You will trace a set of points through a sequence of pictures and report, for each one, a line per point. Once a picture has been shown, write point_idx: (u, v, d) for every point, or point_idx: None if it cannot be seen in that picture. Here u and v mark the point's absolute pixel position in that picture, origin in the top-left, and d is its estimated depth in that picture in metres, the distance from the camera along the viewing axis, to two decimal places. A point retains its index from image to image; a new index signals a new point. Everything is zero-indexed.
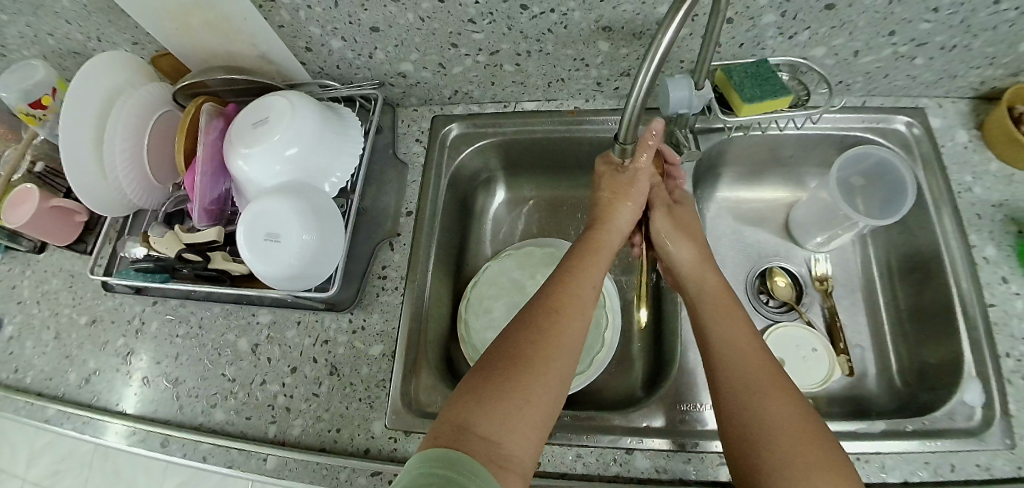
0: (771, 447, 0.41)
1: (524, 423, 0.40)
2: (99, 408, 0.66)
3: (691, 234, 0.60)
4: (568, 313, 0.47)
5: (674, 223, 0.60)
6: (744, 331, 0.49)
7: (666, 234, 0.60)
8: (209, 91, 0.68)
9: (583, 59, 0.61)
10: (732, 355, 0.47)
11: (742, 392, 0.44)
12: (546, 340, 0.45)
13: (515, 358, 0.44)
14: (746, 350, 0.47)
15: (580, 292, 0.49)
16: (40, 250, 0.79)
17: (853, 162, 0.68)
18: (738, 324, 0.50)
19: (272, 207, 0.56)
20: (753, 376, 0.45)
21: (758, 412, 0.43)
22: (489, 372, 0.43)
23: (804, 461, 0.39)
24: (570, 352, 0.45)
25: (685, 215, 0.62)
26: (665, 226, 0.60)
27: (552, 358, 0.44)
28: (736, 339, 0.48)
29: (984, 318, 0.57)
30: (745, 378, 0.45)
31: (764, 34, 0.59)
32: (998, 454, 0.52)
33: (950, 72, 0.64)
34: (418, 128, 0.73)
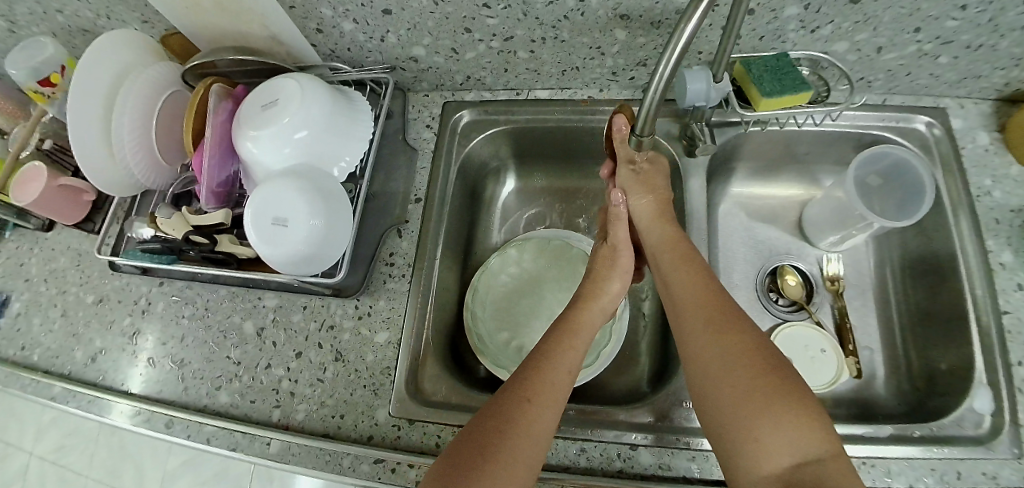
0: (735, 410, 0.43)
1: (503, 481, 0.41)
2: (105, 387, 0.67)
3: (653, 187, 0.60)
4: (546, 373, 0.48)
5: (638, 179, 0.60)
6: (707, 294, 0.50)
7: (629, 187, 0.60)
8: (219, 72, 0.67)
9: (599, 48, 0.60)
10: (695, 324, 0.49)
11: (708, 364, 0.46)
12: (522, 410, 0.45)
13: (494, 417, 0.45)
14: (710, 314, 0.48)
15: (563, 366, 0.49)
16: (48, 228, 0.79)
17: (871, 161, 0.67)
18: (701, 289, 0.51)
19: (280, 190, 0.55)
20: (717, 341, 0.46)
21: (723, 378, 0.44)
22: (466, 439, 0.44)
23: (766, 415, 0.41)
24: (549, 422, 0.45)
25: (652, 173, 0.60)
26: (630, 181, 0.60)
27: (528, 418, 0.44)
28: (700, 306, 0.50)
29: (998, 325, 0.56)
30: (710, 346, 0.46)
31: (785, 26, 0.57)
32: (1005, 463, 0.51)
33: (975, 72, 0.62)
34: (428, 114, 0.72)
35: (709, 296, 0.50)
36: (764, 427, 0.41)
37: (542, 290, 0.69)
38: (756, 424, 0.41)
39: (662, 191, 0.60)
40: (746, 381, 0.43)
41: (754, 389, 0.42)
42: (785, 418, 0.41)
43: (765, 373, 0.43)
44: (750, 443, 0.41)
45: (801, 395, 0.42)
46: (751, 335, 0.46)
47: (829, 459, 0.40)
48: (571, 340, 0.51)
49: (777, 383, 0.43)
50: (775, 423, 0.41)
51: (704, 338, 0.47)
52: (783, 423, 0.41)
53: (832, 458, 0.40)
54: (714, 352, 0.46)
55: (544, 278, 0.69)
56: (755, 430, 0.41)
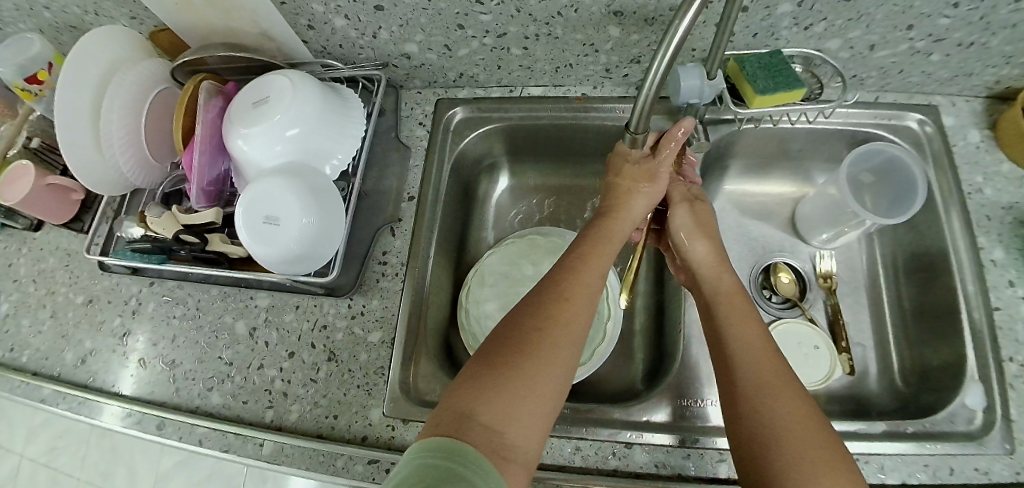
0: (788, 482, 0.38)
1: (530, 412, 0.40)
2: (95, 389, 0.66)
3: (712, 237, 0.58)
4: (577, 300, 0.46)
5: (696, 220, 0.60)
6: (765, 347, 0.46)
7: (687, 233, 0.59)
8: (210, 69, 0.66)
9: (593, 44, 0.59)
10: (750, 376, 0.44)
11: (761, 422, 0.41)
12: (550, 340, 0.43)
13: (519, 338, 0.43)
14: (770, 371, 0.44)
15: (584, 290, 0.47)
16: (37, 228, 0.77)
17: (864, 158, 0.67)
18: (761, 342, 0.46)
19: (272, 189, 0.55)
20: (775, 402, 0.42)
21: (777, 444, 0.40)
22: (491, 359, 0.42)
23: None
24: (574, 348, 0.44)
25: (705, 216, 0.60)
26: (688, 226, 0.59)
27: (558, 352, 0.43)
28: (756, 359, 0.45)
29: (989, 321, 0.56)
30: (767, 404, 0.42)
31: (779, 24, 0.57)
32: (997, 458, 0.51)
33: (966, 70, 0.62)
34: (421, 111, 0.71)
35: (767, 349, 0.46)
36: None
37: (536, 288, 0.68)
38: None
39: (719, 238, 0.58)
40: (804, 450, 0.39)
41: (812, 467, 0.38)
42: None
43: (824, 449, 0.39)
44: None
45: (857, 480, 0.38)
46: (810, 403, 0.42)
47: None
48: (597, 267, 0.50)
49: (835, 462, 0.38)
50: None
51: (760, 390, 0.43)
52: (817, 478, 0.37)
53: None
54: (772, 413, 0.41)
55: (538, 276, 0.69)
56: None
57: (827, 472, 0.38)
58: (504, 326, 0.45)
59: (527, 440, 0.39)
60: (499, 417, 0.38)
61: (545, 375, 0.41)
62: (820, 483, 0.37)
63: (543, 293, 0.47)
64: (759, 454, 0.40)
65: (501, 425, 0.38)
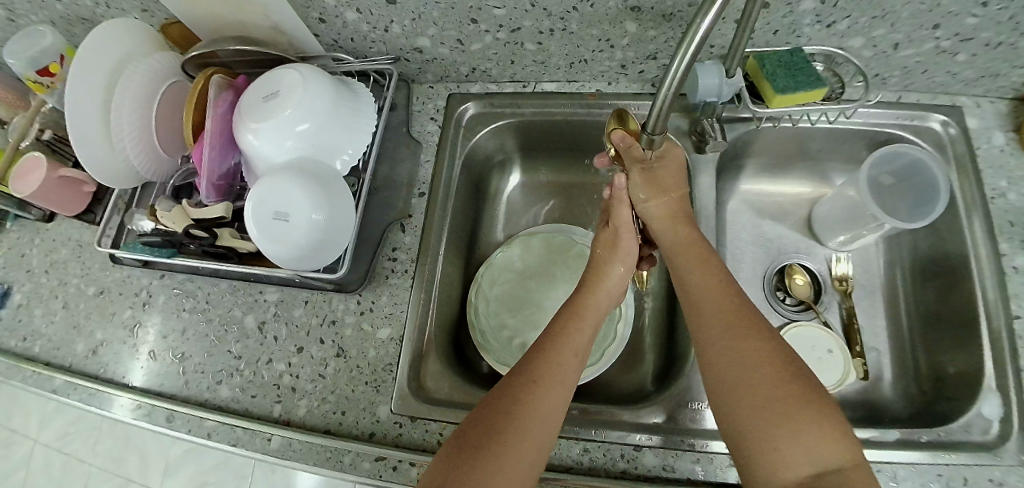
0: (756, 421, 0.41)
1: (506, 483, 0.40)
2: (106, 380, 0.66)
3: (667, 190, 0.56)
4: (551, 375, 0.46)
5: (650, 184, 0.56)
6: (725, 300, 0.48)
7: (642, 195, 0.56)
8: (220, 61, 0.65)
9: (608, 40, 0.58)
10: (714, 331, 0.46)
11: (726, 371, 0.44)
12: (522, 416, 0.43)
13: (494, 412, 0.43)
14: (731, 322, 0.46)
15: (562, 367, 0.46)
16: (49, 219, 0.78)
17: (884, 160, 0.65)
18: (722, 295, 0.48)
19: (281, 184, 0.54)
20: (738, 349, 0.44)
21: (742, 387, 0.42)
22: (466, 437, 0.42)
23: (786, 426, 0.40)
24: (549, 423, 0.44)
25: (664, 172, 0.56)
26: (640, 189, 0.56)
27: (530, 421, 0.43)
28: (719, 313, 0.47)
29: (1009, 330, 0.55)
30: (730, 354, 0.44)
31: (800, 21, 0.56)
32: (1013, 469, 0.50)
33: (993, 71, 0.60)
34: (433, 107, 0.70)
35: (727, 299, 0.48)
36: (785, 438, 0.39)
37: (545, 287, 0.68)
38: (775, 434, 0.40)
39: (677, 192, 0.56)
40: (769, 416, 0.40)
41: (776, 401, 0.41)
42: (807, 429, 0.39)
43: (786, 383, 0.42)
44: (767, 455, 0.39)
45: (820, 404, 0.41)
46: (767, 343, 0.44)
47: (851, 470, 0.38)
48: (569, 348, 0.48)
49: (797, 393, 0.41)
50: (798, 434, 0.39)
51: (724, 343, 0.45)
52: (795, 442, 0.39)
53: (852, 466, 0.38)
54: (735, 360, 0.44)
55: (548, 275, 0.68)
56: (775, 440, 0.40)
57: (790, 403, 0.40)
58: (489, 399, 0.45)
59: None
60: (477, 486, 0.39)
61: (518, 438, 0.42)
62: (785, 414, 0.40)
63: (519, 369, 0.47)
64: (728, 402, 0.43)
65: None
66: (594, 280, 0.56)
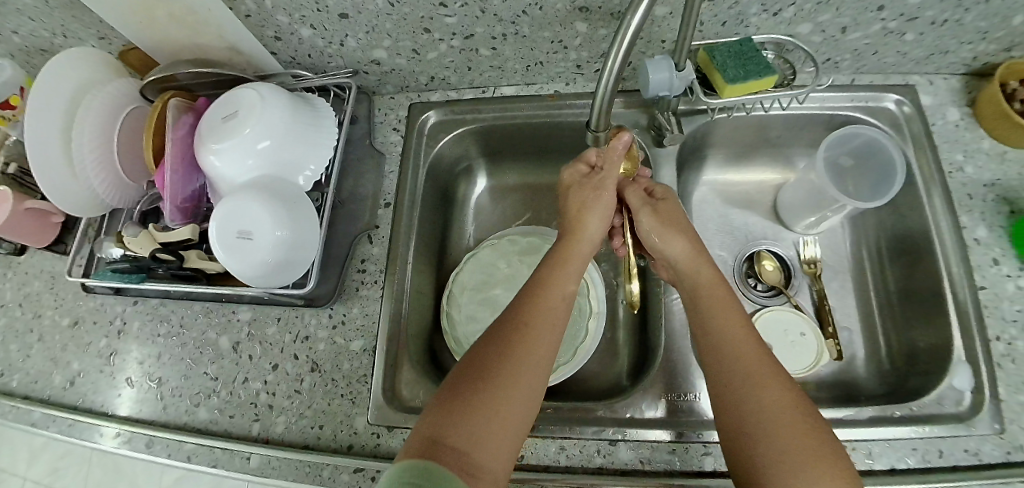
0: (781, 463, 0.40)
1: (495, 439, 0.40)
2: (85, 410, 0.66)
3: (678, 227, 0.57)
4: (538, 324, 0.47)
5: (662, 221, 0.57)
6: (746, 341, 0.47)
7: (657, 234, 0.57)
8: (180, 85, 0.65)
9: (561, 41, 0.59)
10: (733, 373, 0.45)
11: (746, 410, 0.43)
12: (513, 364, 0.44)
13: (478, 370, 0.43)
14: (757, 369, 0.45)
15: (551, 308, 0.48)
16: (21, 252, 0.77)
17: (841, 142, 0.66)
18: (745, 342, 0.47)
19: (243, 203, 0.54)
20: (759, 393, 0.43)
21: (763, 434, 0.41)
22: (459, 387, 0.42)
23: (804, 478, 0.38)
24: (540, 370, 0.45)
25: (672, 211, 0.58)
26: (653, 226, 0.57)
27: (523, 374, 0.43)
28: (738, 353, 0.46)
29: (975, 300, 0.56)
30: (750, 395, 0.43)
31: (747, 11, 0.57)
32: (987, 439, 0.51)
33: (942, 48, 0.62)
34: (395, 117, 0.71)
35: (749, 344, 0.47)
36: (802, 480, 0.38)
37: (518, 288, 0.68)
38: (793, 483, 0.38)
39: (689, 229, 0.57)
40: (788, 464, 0.39)
41: (802, 445, 0.40)
42: (824, 481, 0.38)
43: (803, 432, 0.41)
44: None
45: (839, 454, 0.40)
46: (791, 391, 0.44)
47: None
48: (557, 290, 0.50)
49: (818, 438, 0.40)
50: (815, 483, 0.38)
51: (743, 384, 0.44)
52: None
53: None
54: (755, 401, 0.43)
55: (519, 276, 0.68)
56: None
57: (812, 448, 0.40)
58: (475, 354, 0.45)
59: (497, 463, 0.40)
60: (466, 439, 0.39)
61: (507, 393, 0.42)
62: (811, 463, 0.39)
63: (510, 326, 0.46)
64: (754, 446, 0.41)
65: (468, 447, 0.39)
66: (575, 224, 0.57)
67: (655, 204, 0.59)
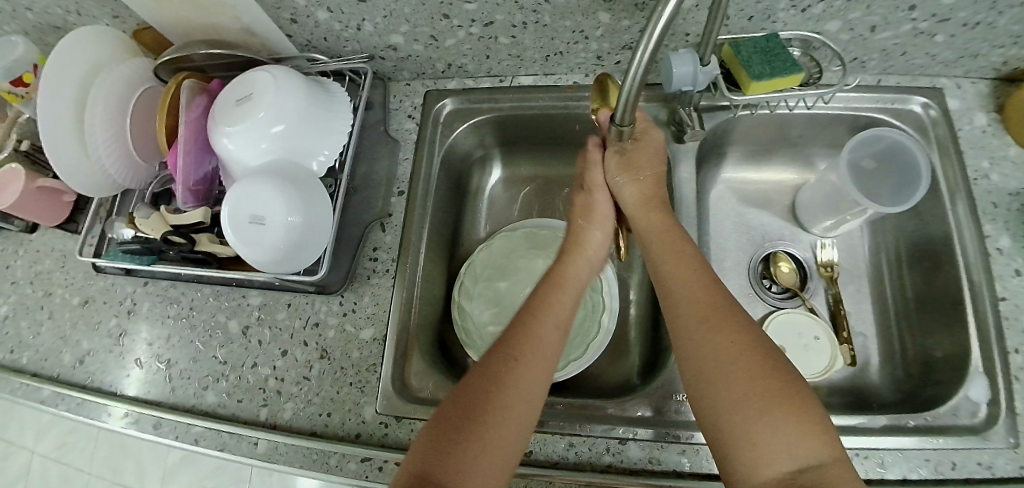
0: (735, 411, 0.39)
1: (487, 465, 0.40)
2: (94, 389, 0.66)
3: (642, 170, 0.54)
4: (524, 364, 0.44)
5: (623, 164, 0.54)
6: (702, 289, 0.46)
7: (619, 179, 0.55)
8: (194, 66, 0.65)
9: (582, 31, 0.58)
10: (687, 322, 0.45)
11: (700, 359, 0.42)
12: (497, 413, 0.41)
13: (462, 411, 0.41)
14: (708, 316, 0.44)
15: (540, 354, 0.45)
16: (32, 230, 0.77)
17: (865, 143, 0.65)
18: (700, 289, 0.46)
19: (255, 188, 0.54)
20: (712, 339, 0.43)
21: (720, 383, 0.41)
22: (444, 423, 0.41)
23: (764, 421, 0.38)
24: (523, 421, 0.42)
25: (639, 152, 0.54)
26: (614, 169, 0.55)
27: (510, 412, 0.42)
28: (690, 298, 0.46)
29: (994, 311, 0.55)
30: (701, 342, 0.43)
31: (775, 6, 0.55)
32: (1001, 452, 0.50)
33: (973, 51, 0.60)
34: (410, 104, 0.70)
35: (702, 290, 0.46)
36: (764, 430, 0.38)
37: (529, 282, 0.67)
38: (754, 429, 0.38)
39: (654, 171, 0.55)
40: (746, 410, 0.39)
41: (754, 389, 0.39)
42: (785, 423, 0.38)
43: (759, 375, 0.40)
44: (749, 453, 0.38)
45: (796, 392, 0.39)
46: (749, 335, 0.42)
47: (830, 467, 0.37)
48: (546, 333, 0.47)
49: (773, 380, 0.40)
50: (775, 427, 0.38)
51: (695, 332, 0.44)
52: (777, 431, 0.38)
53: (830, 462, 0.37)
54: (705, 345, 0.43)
55: (530, 270, 0.67)
56: (755, 435, 0.38)
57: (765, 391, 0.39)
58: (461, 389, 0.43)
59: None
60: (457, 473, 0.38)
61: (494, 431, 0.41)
62: (766, 407, 0.38)
63: (495, 364, 0.44)
64: (710, 396, 0.41)
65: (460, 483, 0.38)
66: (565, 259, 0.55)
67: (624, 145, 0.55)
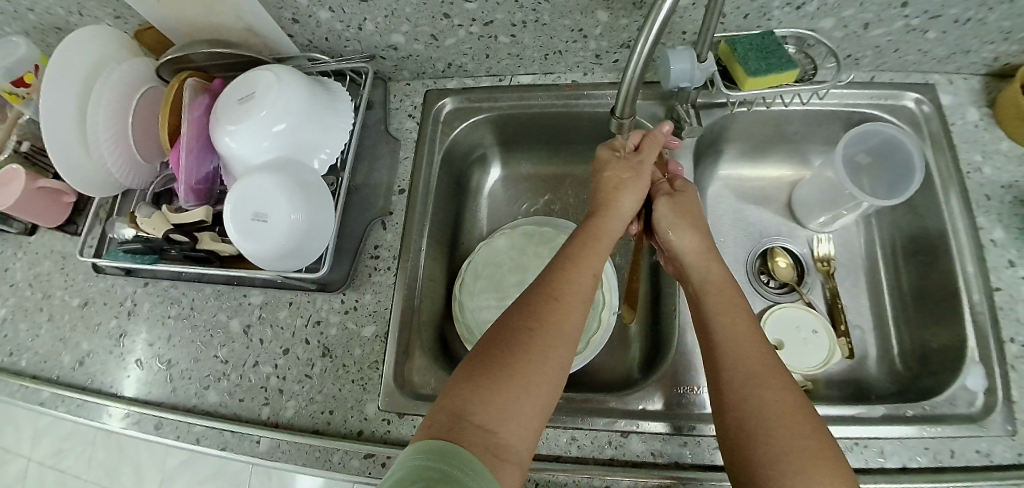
0: (768, 419, 0.40)
1: (519, 421, 0.39)
2: (94, 390, 0.66)
3: (693, 221, 0.57)
4: (562, 312, 0.45)
5: (676, 211, 0.58)
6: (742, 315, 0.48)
7: (669, 223, 0.58)
8: (195, 66, 0.65)
9: (581, 30, 0.59)
10: (728, 336, 0.46)
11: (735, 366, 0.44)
12: (535, 356, 0.42)
13: (502, 354, 0.42)
14: (747, 332, 0.46)
15: (576, 306, 0.46)
16: (31, 232, 0.77)
17: (860, 139, 0.66)
18: (740, 309, 0.48)
19: (259, 186, 0.54)
20: (749, 359, 0.44)
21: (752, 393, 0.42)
22: (484, 362, 0.41)
23: (791, 435, 0.39)
24: (556, 371, 0.42)
25: (687, 204, 0.59)
26: (666, 215, 0.58)
27: (548, 364, 0.42)
28: (730, 312, 0.48)
29: (989, 302, 0.56)
30: (739, 351, 0.45)
31: (770, 4, 0.56)
32: (999, 440, 0.51)
33: (963, 47, 0.61)
34: (410, 103, 0.70)
35: (739, 308, 0.48)
36: (791, 445, 0.38)
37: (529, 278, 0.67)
38: (781, 439, 0.39)
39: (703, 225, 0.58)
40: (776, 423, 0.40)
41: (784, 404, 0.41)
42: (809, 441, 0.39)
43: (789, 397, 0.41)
44: (771, 459, 0.38)
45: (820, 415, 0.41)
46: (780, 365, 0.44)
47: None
48: (580, 284, 0.47)
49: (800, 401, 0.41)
50: (800, 442, 0.38)
51: (733, 342, 0.46)
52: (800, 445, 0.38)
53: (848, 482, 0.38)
54: (743, 354, 0.44)
55: (530, 267, 0.68)
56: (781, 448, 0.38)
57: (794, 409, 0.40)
58: (499, 333, 0.44)
59: (519, 446, 0.39)
60: (492, 418, 0.38)
61: (532, 379, 0.41)
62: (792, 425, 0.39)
63: (536, 308, 0.45)
64: (741, 403, 0.42)
65: (492, 428, 0.38)
66: (597, 225, 0.54)
67: (673, 195, 0.60)
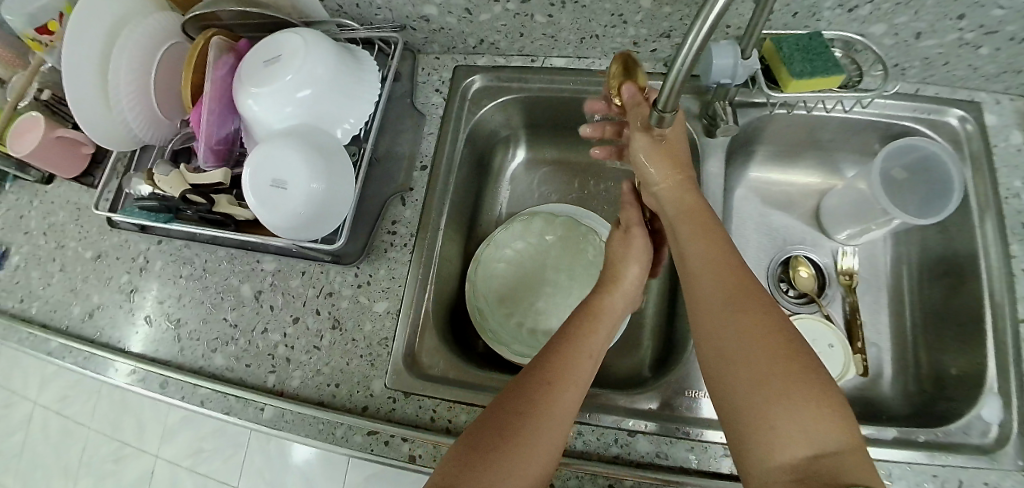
0: (751, 380, 0.37)
1: None
2: (101, 344, 0.66)
3: (678, 162, 0.50)
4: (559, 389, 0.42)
5: (657, 148, 0.50)
6: (728, 266, 0.43)
7: (647, 157, 0.50)
8: (222, 24, 0.64)
9: (621, 15, 0.57)
10: (710, 291, 0.42)
11: (722, 341, 0.39)
12: (528, 435, 0.40)
13: (493, 440, 0.39)
14: (726, 281, 0.42)
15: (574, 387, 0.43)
16: (48, 181, 0.77)
17: (899, 152, 0.63)
18: (728, 271, 0.43)
19: (280, 152, 0.53)
20: (734, 317, 0.40)
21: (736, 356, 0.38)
22: (478, 440, 0.40)
23: (782, 402, 0.35)
24: (550, 453, 0.40)
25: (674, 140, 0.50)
26: (645, 151, 0.50)
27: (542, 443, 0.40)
28: (711, 258, 0.44)
29: (1016, 333, 0.54)
30: (724, 320, 0.40)
31: (821, 4, 0.54)
32: (1010, 474, 0.49)
33: (1017, 66, 0.58)
34: (438, 78, 0.69)
35: (726, 278, 0.42)
36: (782, 412, 0.35)
37: (545, 267, 0.66)
38: (771, 408, 0.35)
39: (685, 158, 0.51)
40: (765, 384, 0.36)
41: (776, 373, 0.36)
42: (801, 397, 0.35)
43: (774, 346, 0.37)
44: (761, 430, 0.35)
45: (826, 381, 0.36)
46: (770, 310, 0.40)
47: (849, 453, 0.34)
48: (577, 361, 0.45)
49: (800, 367, 0.36)
50: (792, 407, 0.35)
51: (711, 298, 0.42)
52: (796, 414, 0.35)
53: (852, 451, 0.34)
54: (722, 305, 0.41)
55: (547, 256, 0.67)
56: (769, 414, 0.35)
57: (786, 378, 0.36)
58: (496, 408, 0.42)
59: None
60: None
61: (525, 460, 0.39)
62: (784, 383, 0.36)
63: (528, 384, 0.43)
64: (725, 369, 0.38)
65: None
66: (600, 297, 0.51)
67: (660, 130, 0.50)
